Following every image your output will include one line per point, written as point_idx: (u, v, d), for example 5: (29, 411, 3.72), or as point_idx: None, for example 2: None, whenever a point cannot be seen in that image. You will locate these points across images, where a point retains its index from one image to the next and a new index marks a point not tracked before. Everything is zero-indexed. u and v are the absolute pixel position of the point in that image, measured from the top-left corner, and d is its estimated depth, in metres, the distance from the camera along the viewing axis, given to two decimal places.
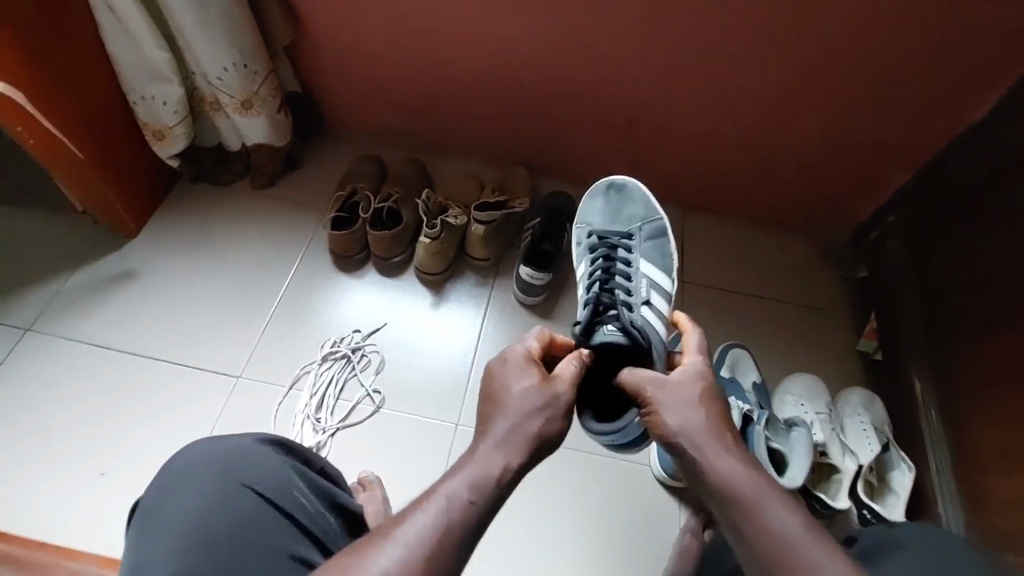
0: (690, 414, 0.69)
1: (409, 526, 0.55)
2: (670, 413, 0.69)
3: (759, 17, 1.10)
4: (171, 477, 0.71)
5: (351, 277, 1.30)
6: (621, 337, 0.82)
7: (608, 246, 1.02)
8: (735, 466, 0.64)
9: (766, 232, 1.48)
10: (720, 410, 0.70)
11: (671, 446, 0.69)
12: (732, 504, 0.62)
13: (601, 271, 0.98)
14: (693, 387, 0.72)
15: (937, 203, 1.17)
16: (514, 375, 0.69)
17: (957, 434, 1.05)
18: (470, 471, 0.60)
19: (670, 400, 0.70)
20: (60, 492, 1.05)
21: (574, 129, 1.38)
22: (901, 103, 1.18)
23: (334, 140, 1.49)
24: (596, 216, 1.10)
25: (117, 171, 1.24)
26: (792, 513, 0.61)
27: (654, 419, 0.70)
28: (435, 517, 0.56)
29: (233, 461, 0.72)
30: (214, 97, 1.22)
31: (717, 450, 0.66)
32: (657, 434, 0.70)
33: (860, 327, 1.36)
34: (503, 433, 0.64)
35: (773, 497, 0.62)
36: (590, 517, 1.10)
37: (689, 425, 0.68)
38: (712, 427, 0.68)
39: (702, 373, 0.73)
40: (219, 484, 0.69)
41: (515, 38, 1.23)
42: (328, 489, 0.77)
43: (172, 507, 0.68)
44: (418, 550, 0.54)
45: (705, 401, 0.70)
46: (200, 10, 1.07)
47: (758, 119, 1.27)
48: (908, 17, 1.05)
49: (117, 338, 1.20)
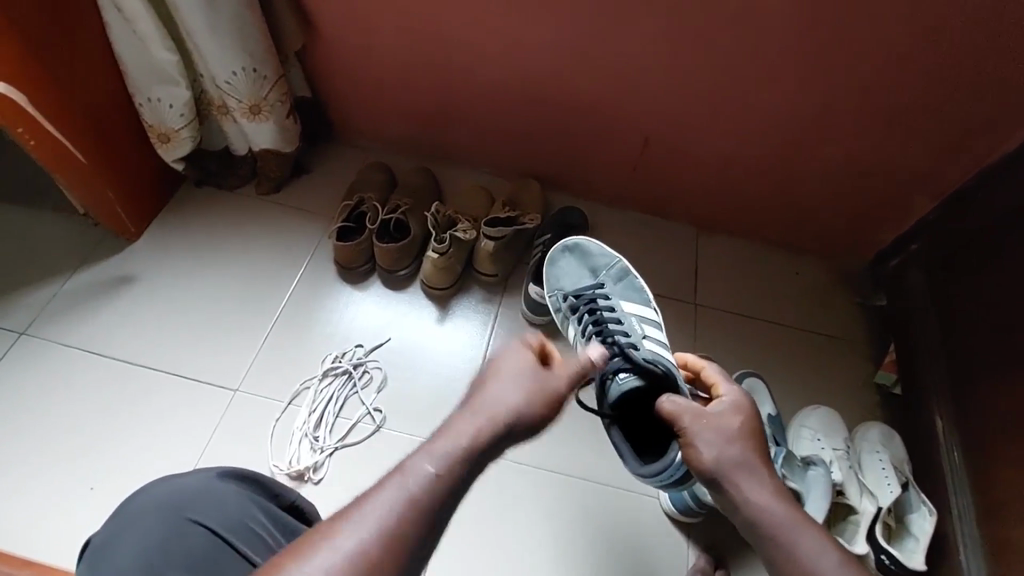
0: (728, 448, 0.67)
1: (369, 509, 0.50)
2: (708, 444, 0.68)
3: (785, 37, 1.06)
4: (123, 517, 0.67)
5: (355, 288, 1.27)
6: (634, 375, 0.80)
7: (589, 301, 1.02)
8: (772, 501, 0.64)
9: (782, 255, 1.44)
10: (756, 442, 0.69)
11: (709, 481, 0.67)
12: (771, 546, 0.62)
13: (590, 325, 0.97)
14: (732, 420, 0.70)
15: (964, 233, 1.13)
16: (512, 354, 0.63)
17: (981, 478, 1.00)
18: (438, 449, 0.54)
19: (708, 435, 0.68)
20: (46, 505, 1.02)
21: (589, 144, 1.34)
22: (930, 129, 1.13)
23: (343, 147, 1.46)
24: (565, 278, 1.10)
25: (120, 173, 1.21)
26: (832, 555, 0.60)
27: (690, 451, 0.68)
28: (400, 492, 0.51)
29: (186, 497, 0.69)
30: (222, 101, 1.18)
31: (754, 483, 0.66)
32: (693, 465, 0.68)
33: (878, 358, 1.32)
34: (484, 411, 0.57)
35: (810, 532, 0.62)
36: (588, 551, 1.06)
37: (729, 462, 0.67)
38: (750, 462, 0.67)
39: (739, 403, 0.72)
40: (165, 524, 0.66)
41: (532, 49, 1.20)
42: (294, 527, 0.72)
43: (121, 548, 0.64)
44: (379, 535, 0.48)
45: (743, 434, 0.69)
46: (210, 13, 1.04)
47: (779, 140, 1.23)
48: (941, 42, 1.01)
49: (110, 345, 1.17)
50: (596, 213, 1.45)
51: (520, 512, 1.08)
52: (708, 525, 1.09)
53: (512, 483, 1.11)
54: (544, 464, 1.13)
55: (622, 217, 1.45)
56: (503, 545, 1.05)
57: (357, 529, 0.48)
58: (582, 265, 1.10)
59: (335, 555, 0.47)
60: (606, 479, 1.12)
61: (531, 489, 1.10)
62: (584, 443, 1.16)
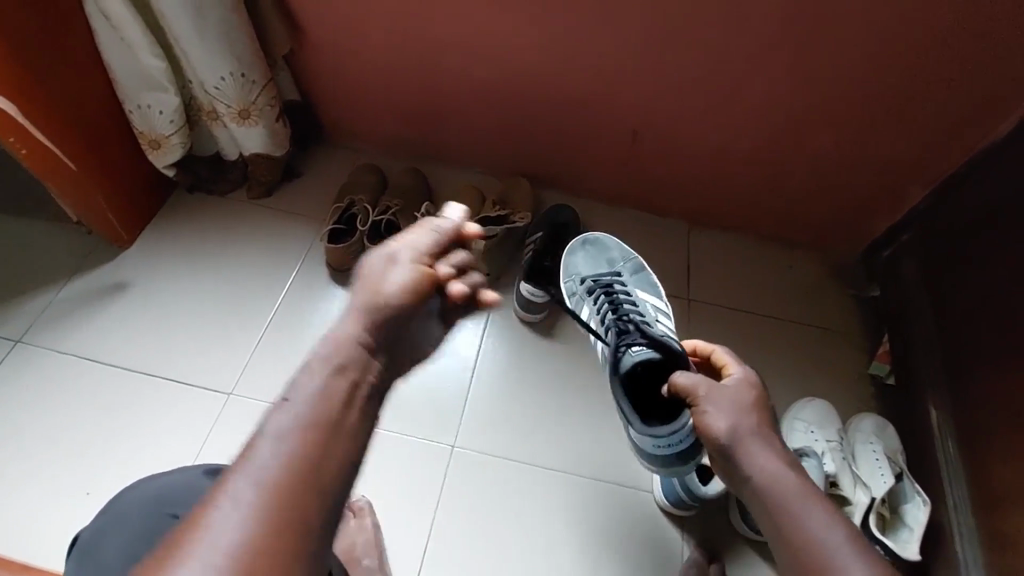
0: (740, 418, 0.69)
1: (247, 467, 0.47)
2: (720, 415, 0.70)
3: (769, 30, 1.06)
4: (106, 523, 0.68)
5: (347, 290, 1.28)
6: (649, 347, 0.86)
7: (606, 286, 1.05)
8: (783, 469, 0.65)
9: (775, 248, 1.44)
10: (766, 416, 0.71)
11: (721, 451, 0.69)
12: (781, 514, 0.61)
13: (607, 308, 1.00)
14: (745, 394, 0.72)
15: (954, 223, 1.13)
16: (379, 260, 0.64)
17: (975, 467, 1.00)
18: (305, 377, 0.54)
19: (721, 405, 0.71)
20: (44, 510, 1.03)
21: (579, 141, 1.34)
22: (918, 119, 1.13)
23: (334, 150, 1.47)
24: (582, 266, 1.12)
25: (111, 180, 1.22)
26: (840, 524, 0.58)
27: (703, 422, 0.71)
28: (277, 438, 0.49)
29: (169, 497, 0.69)
30: (211, 107, 1.19)
31: (766, 453, 0.67)
32: (707, 435, 0.70)
33: (873, 349, 1.32)
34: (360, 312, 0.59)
35: (817, 501, 0.62)
36: (583, 548, 1.06)
37: (741, 432, 0.68)
38: (762, 434, 0.68)
39: (750, 379, 0.74)
40: (142, 524, 0.66)
41: (518, 47, 1.20)
42: None
43: (103, 551, 0.64)
44: (264, 479, 0.47)
45: (755, 407, 0.71)
46: (197, 20, 1.05)
47: (767, 133, 1.23)
48: (924, 31, 1.01)
49: (105, 351, 1.18)
50: (587, 210, 1.45)
51: (515, 509, 1.08)
52: (703, 518, 1.09)
53: (505, 481, 1.11)
54: (539, 461, 1.13)
55: (614, 214, 1.45)
56: (498, 543, 1.06)
57: (237, 485, 0.46)
58: (599, 258, 1.12)
59: (223, 511, 0.44)
60: (600, 475, 1.13)
61: (525, 487, 1.11)
62: (577, 440, 1.16)
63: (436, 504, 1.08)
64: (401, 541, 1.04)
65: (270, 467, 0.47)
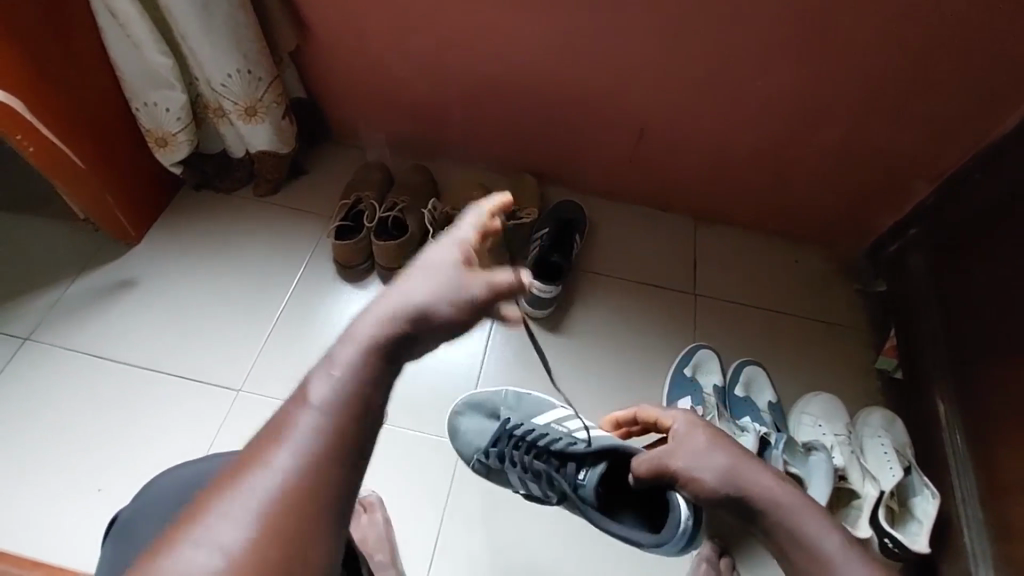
0: (712, 463, 0.68)
1: (295, 433, 0.47)
2: (694, 473, 0.69)
3: (774, 25, 1.06)
4: (143, 505, 0.72)
5: (352, 286, 1.28)
6: (595, 465, 0.92)
7: (507, 446, 1.00)
8: (777, 486, 0.64)
9: (781, 244, 1.44)
10: (729, 447, 0.69)
11: (717, 501, 0.67)
12: (790, 541, 0.60)
13: (522, 460, 0.97)
14: (700, 435, 0.72)
15: (961, 217, 1.13)
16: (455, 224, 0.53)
17: (983, 461, 1.00)
18: (349, 351, 0.49)
19: (689, 460, 0.70)
20: (55, 506, 1.03)
21: (584, 137, 1.34)
22: (923, 112, 1.13)
23: (340, 147, 1.47)
24: (476, 435, 1.08)
25: (119, 178, 1.22)
26: (837, 536, 0.59)
27: (691, 488, 0.69)
28: (322, 418, 0.47)
29: (203, 478, 0.71)
30: (218, 104, 1.19)
31: (754, 478, 0.65)
32: (700, 497, 0.68)
33: (879, 344, 1.32)
34: (426, 271, 0.50)
35: (813, 513, 0.61)
36: (591, 545, 1.06)
37: (721, 472, 0.66)
38: (738, 461, 0.67)
39: (692, 421, 0.75)
40: (178, 502, 0.70)
41: (524, 43, 1.20)
42: None
43: (146, 528, 0.69)
44: (306, 457, 0.46)
45: (714, 442, 0.70)
46: (204, 18, 1.05)
47: (773, 128, 1.23)
48: (930, 25, 1.01)
49: (115, 349, 1.18)
50: (593, 206, 1.45)
51: (526, 504, 1.09)
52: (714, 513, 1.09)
53: None
54: None
55: (620, 210, 1.45)
56: (506, 538, 1.06)
57: (280, 456, 0.46)
58: (483, 413, 1.10)
59: (267, 476, 0.45)
60: None
61: None
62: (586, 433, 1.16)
63: (444, 502, 1.08)
64: (410, 534, 1.05)
65: (311, 442, 0.47)
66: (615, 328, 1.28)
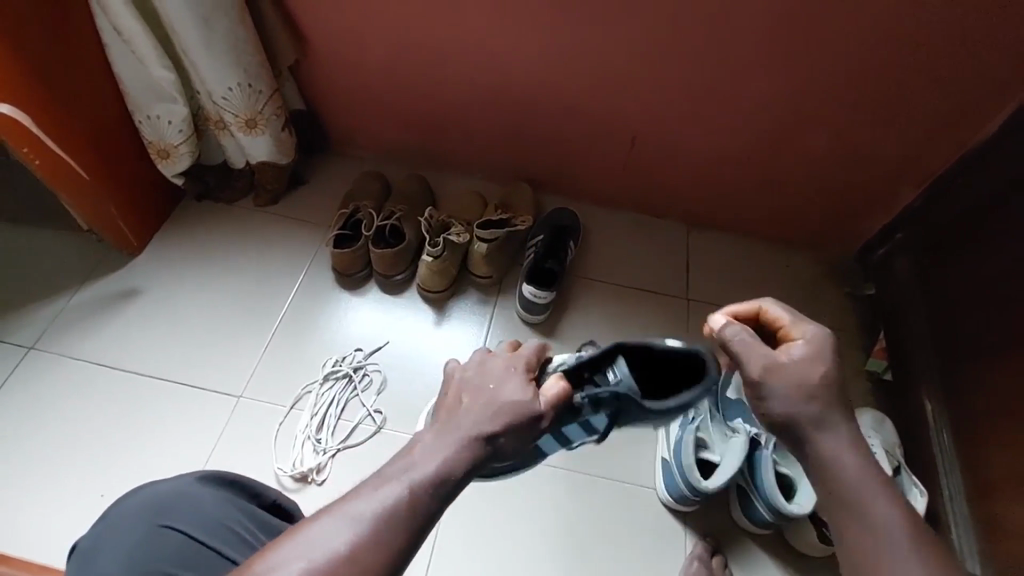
0: (805, 398, 0.62)
1: (361, 512, 0.50)
2: (781, 394, 0.63)
3: (760, 36, 1.10)
4: (105, 526, 0.68)
5: (352, 294, 1.30)
6: (616, 363, 0.70)
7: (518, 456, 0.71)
8: (853, 451, 0.60)
9: (772, 249, 1.46)
10: (833, 394, 0.62)
11: (782, 431, 0.63)
12: (836, 498, 0.59)
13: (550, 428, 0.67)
14: (813, 371, 0.63)
15: (945, 222, 1.16)
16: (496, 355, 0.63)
17: (969, 459, 1.02)
18: (429, 455, 0.54)
19: (784, 386, 0.63)
20: (59, 512, 1.05)
21: (578, 146, 1.37)
22: (906, 120, 1.17)
23: (338, 157, 1.50)
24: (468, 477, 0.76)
25: (122, 190, 1.25)
26: (899, 519, 0.57)
27: (764, 405, 0.64)
28: (392, 503, 0.50)
29: (163, 505, 0.70)
30: (219, 116, 1.22)
31: (834, 436, 0.61)
32: (766, 415, 0.64)
33: (868, 346, 1.34)
34: (487, 382, 0.59)
35: (883, 489, 0.59)
36: (587, 545, 1.08)
37: (801, 415, 0.62)
38: (828, 411, 0.62)
39: (818, 343, 0.65)
40: (139, 531, 0.67)
41: (518, 55, 1.23)
42: (238, 496, 0.74)
43: (102, 564, 0.64)
44: (363, 536, 0.49)
45: (819, 383, 0.63)
46: (206, 33, 1.08)
47: (761, 135, 1.26)
48: (909, 36, 1.04)
49: (116, 357, 1.20)
50: (586, 212, 1.48)
51: (521, 507, 1.10)
52: (706, 512, 1.11)
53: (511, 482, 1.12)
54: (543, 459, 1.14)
55: (613, 216, 1.48)
56: (502, 541, 1.07)
57: (337, 532, 0.49)
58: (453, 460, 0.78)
59: (326, 550, 0.48)
60: (601, 470, 1.14)
61: (530, 485, 1.12)
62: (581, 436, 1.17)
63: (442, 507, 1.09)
64: None
65: (374, 524, 0.49)
66: (608, 332, 1.31)
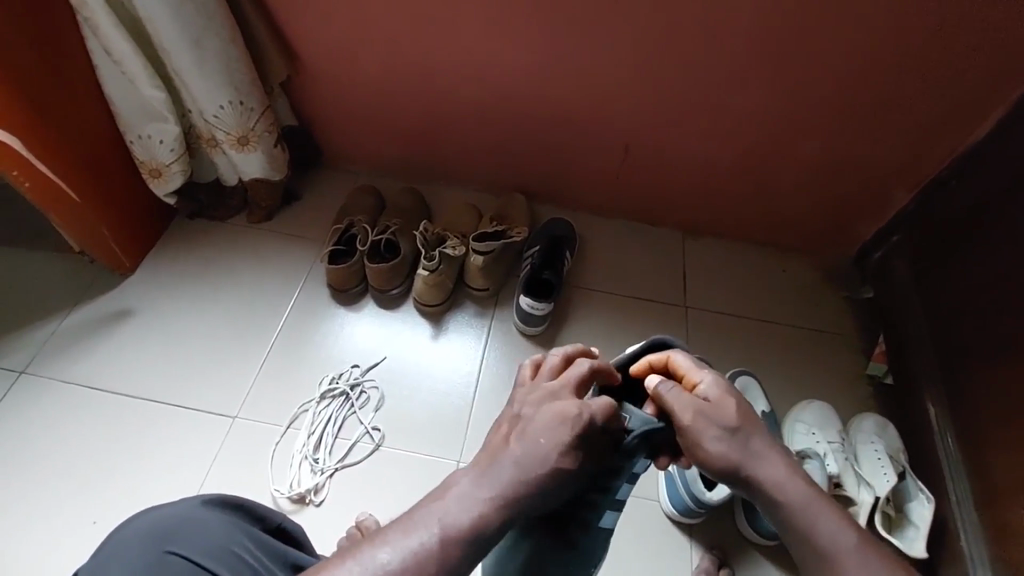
0: (729, 435, 0.66)
1: (390, 552, 0.51)
2: (710, 435, 0.66)
3: (750, 44, 1.10)
4: (96, 564, 0.62)
5: (349, 310, 1.29)
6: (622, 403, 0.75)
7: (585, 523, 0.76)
8: (789, 479, 0.64)
9: (768, 254, 1.46)
10: (751, 428, 0.67)
11: (722, 472, 0.66)
12: (791, 529, 0.63)
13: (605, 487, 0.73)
14: (729, 407, 0.68)
15: (941, 224, 1.16)
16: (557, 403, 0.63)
17: (976, 464, 1.01)
18: (465, 498, 0.55)
19: (711, 429, 0.67)
20: (49, 542, 1.02)
21: (572, 156, 1.37)
22: (899, 123, 1.17)
23: (331, 172, 1.49)
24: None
25: (114, 210, 1.24)
26: (850, 536, 0.61)
27: (702, 451, 0.67)
28: (422, 542, 0.52)
29: (171, 529, 0.65)
30: (210, 134, 1.21)
31: (769, 466, 0.65)
32: (706, 463, 0.67)
33: (868, 350, 1.34)
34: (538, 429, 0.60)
35: (826, 509, 0.63)
36: None
37: (738, 453, 0.65)
38: (756, 442, 0.67)
39: (725, 386, 0.70)
40: (144, 559, 0.62)
41: (510, 68, 1.23)
42: (242, 523, 0.71)
43: None
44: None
45: (738, 416, 0.67)
46: (196, 53, 1.08)
47: (754, 141, 1.27)
48: (898, 42, 1.05)
49: (109, 381, 1.18)
50: (582, 222, 1.48)
51: None
52: (710, 524, 1.10)
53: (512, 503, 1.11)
54: None
55: (609, 226, 1.48)
56: None
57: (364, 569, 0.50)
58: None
59: None
60: None
61: None
62: None
63: None
64: None
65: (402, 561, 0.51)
66: (606, 342, 1.30)
